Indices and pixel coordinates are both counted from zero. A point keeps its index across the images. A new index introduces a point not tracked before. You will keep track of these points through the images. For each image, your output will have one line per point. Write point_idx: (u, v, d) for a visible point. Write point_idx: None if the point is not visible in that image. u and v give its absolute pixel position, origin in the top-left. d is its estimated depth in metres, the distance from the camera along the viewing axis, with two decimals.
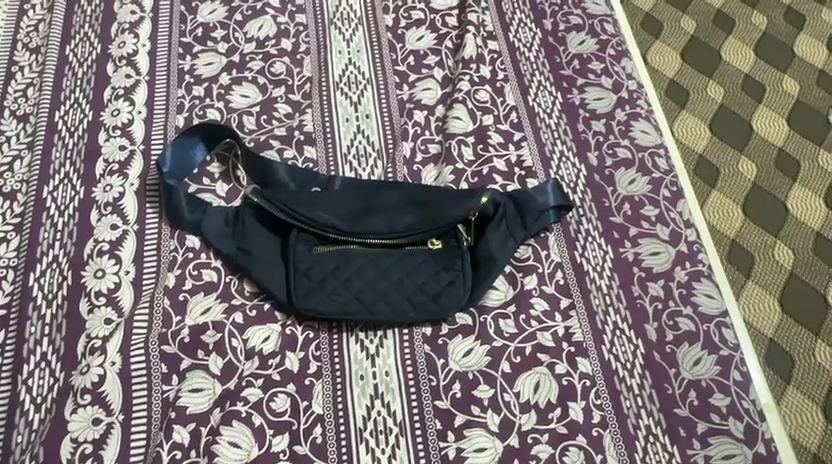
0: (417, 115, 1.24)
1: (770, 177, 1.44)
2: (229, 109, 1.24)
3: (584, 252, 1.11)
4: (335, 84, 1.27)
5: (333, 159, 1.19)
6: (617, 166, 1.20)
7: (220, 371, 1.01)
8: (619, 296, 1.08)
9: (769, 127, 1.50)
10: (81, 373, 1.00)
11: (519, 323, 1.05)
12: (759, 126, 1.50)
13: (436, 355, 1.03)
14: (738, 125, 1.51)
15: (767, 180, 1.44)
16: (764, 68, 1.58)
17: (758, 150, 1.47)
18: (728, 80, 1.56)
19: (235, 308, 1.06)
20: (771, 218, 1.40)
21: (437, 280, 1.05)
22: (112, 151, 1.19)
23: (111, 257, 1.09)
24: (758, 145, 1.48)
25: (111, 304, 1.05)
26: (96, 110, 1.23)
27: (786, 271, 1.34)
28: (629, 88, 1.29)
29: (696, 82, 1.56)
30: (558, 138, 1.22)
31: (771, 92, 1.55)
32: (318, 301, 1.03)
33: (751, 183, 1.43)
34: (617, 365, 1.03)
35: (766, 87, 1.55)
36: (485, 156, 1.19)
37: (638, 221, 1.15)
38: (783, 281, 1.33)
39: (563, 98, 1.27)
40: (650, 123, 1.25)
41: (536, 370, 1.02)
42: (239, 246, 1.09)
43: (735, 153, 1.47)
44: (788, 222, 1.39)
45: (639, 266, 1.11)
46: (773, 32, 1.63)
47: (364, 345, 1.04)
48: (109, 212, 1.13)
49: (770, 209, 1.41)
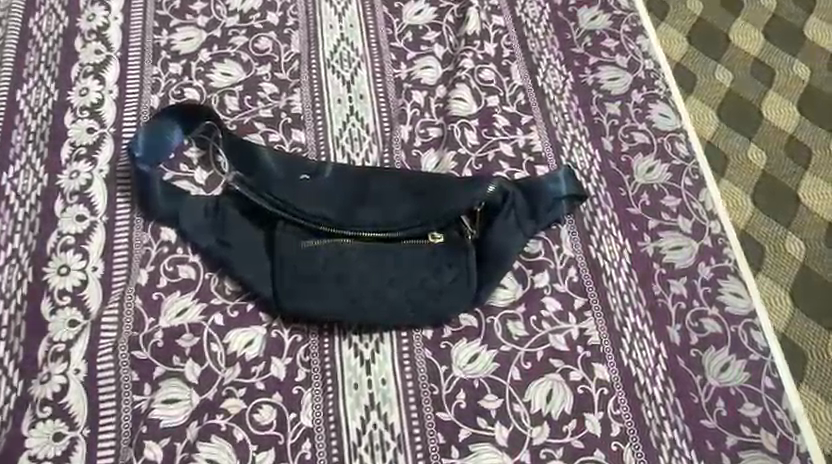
0: (416, 96, 1.13)
1: (779, 164, 1.17)
2: (210, 88, 1.13)
3: (600, 246, 1.01)
4: (326, 61, 1.16)
5: (324, 142, 1.08)
6: (635, 152, 1.10)
7: (197, 379, 0.90)
8: (638, 295, 0.98)
9: (783, 115, 1.22)
10: (42, 382, 0.89)
11: (530, 325, 0.95)
12: (767, 111, 1.22)
13: (437, 361, 0.93)
14: (746, 110, 1.23)
15: (777, 171, 1.17)
16: (775, 43, 1.30)
17: (767, 139, 1.19)
18: (730, 62, 1.28)
19: (215, 309, 0.95)
20: (782, 207, 1.13)
21: (438, 277, 0.95)
22: (80, 135, 1.08)
23: (77, 252, 0.99)
24: (768, 133, 1.20)
25: (76, 305, 0.95)
26: (63, 90, 1.12)
27: (796, 264, 1.08)
28: (646, 67, 1.18)
29: (704, 60, 1.28)
30: (569, 122, 1.12)
31: (783, 71, 1.27)
32: (306, 301, 0.93)
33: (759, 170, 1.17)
34: (637, 372, 0.93)
35: (778, 69, 1.27)
36: (491, 141, 1.09)
37: (658, 213, 1.05)
38: (794, 275, 1.07)
39: (575, 78, 1.17)
40: (668, 106, 1.15)
41: (549, 377, 0.92)
42: (219, 240, 0.98)
43: (742, 141, 1.19)
44: (801, 213, 1.13)
45: (660, 261, 1.01)
46: (788, 2, 1.34)
47: (358, 350, 0.93)
48: (75, 202, 1.02)
49: (780, 199, 1.14)
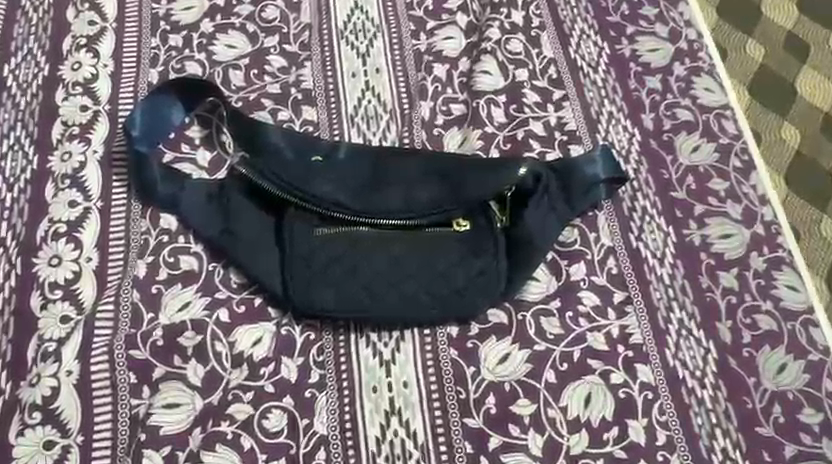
0: (437, 69, 1.03)
1: (815, 139, 1.00)
2: (213, 62, 1.04)
3: (641, 235, 0.92)
4: (339, 32, 1.06)
5: (337, 120, 0.99)
6: (678, 130, 1.00)
7: (201, 382, 0.82)
8: (684, 288, 0.89)
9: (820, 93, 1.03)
10: (32, 384, 0.82)
11: (566, 321, 0.86)
12: (804, 89, 1.04)
13: (464, 362, 0.84)
14: (781, 77, 1.05)
15: (812, 151, 1.00)
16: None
17: (804, 119, 1.02)
18: (763, 31, 1.08)
19: (220, 304, 0.87)
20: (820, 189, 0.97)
21: (464, 269, 0.86)
22: (72, 113, 0.99)
23: (70, 241, 0.90)
24: (805, 112, 1.02)
25: (69, 299, 0.87)
26: (54, 64, 1.03)
27: None
28: (689, 37, 1.08)
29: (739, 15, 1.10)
30: (605, 97, 1.02)
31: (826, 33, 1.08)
32: (318, 296, 0.85)
33: (794, 146, 1.00)
34: (684, 374, 0.84)
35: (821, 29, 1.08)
36: (520, 118, 0.99)
37: (705, 197, 0.96)
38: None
39: (611, 50, 1.07)
40: (714, 79, 1.05)
41: (587, 380, 0.83)
42: (223, 227, 0.90)
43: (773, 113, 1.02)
44: None
45: (707, 251, 0.92)
46: None
47: (376, 350, 0.85)
48: (67, 186, 0.94)
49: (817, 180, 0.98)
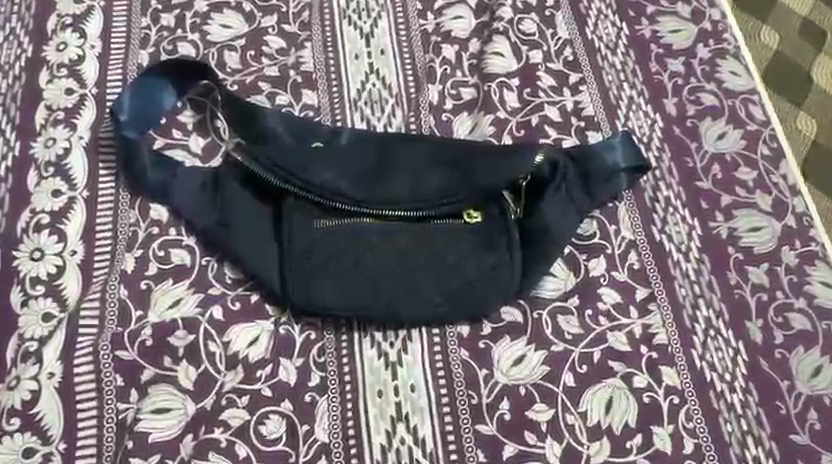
0: (446, 50, 0.97)
1: None
2: (207, 43, 0.97)
3: (665, 227, 0.86)
4: (341, 11, 1.00)
5: (339, 105, 0.93)
6: (702, 116, 0.94)
7: (193, 384, 0.76)
8: (710, 284, 0.83)
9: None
10: (10, 388, 0.76)
11: (585, 320, 0.80)
12: (820, 77, 1.06)
13: (476, 363, 0.78)
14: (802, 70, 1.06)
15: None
16: None
17: (821, 108, 1.04)
18: (779, 20, 1.10)
19: (213, 300, 0.81)
20: None
21: (475, 264, 0.80)
22: (57, 97, 0.93)
23: (53, 233, 0.84)
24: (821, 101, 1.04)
25: (52, 295, 0.81)
26: (37, 45, 0.97)
27: None
28: (713, 18, 1.02)
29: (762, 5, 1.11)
30: (625, 81, 0.96)
31: None
32: (319, 293, 0.79)
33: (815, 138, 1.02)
34: (712, 377, 0.79)
35: None
36: (534, 103, 0.93)
37: (732, 187, 0.89)
38: None
39: (630, 30, 1.00)
40: (740, 62, 0.98)
41: (608, 383, 0.78)
42: (217, 218, 0.84)
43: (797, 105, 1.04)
44: None
45: (735, 245, 0.86)
46: None
47: (382, 351, 0.79)
48: (50, 175, 0.88)
49: None
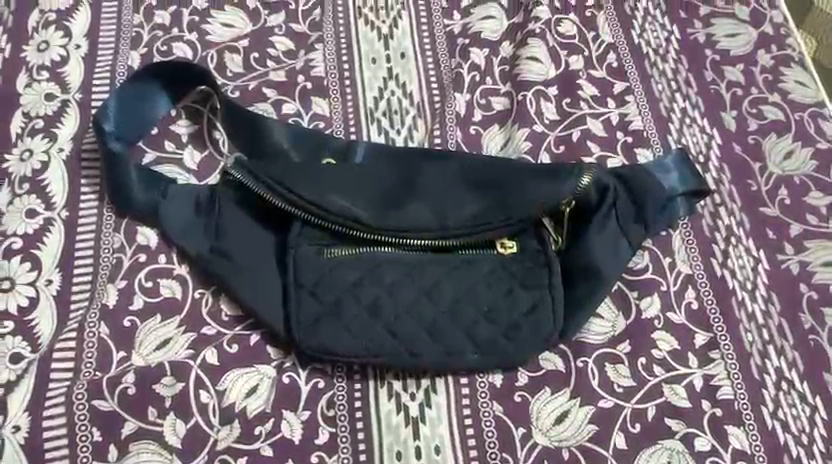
0: (475, 54, 0.86)
1: None
2: (206, 44, 0.87)
3: (727, 260, 0.75)
4: (357, 9, 0.89)
5: (354, 115, 0.82)
6: (766, 132, 0.83)
7: (181, 442, 0.66)
8: (781, 328, 0.72)
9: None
10: None
11: (638, 370, 0.69)
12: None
13: (511, 420, 0.67)
14: None
15: None
16: None
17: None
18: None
19: (208, 341, 0.70)
20: None
21: (510, 303, 0.69)
22: (35, 103, 0.83)
23: (25, 259, 0.74)
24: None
25: (22, 333, 0.70)
26: (16, 44, 0.87)
27: None
28: (774, 20, 0.90)
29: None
30: (677, 91, 0.85)
31: None
32: (330, 334, 0.68)
33: None
34: (786, 440, 0.67)
35: None
36: (575, 115, 0.82)
37: (802, 215, 0.78)
38: None
39: (681, 34, 0.89)
40: (806, 70, 0.87)
41: (666, 446, 0.66)
42: (213, 245, 0.73)
43: None
44: None
45: (808, 282, 0.75)
46: None
47: (401, 403, 0.68)
48: (25, 192, 0.77)
49: None
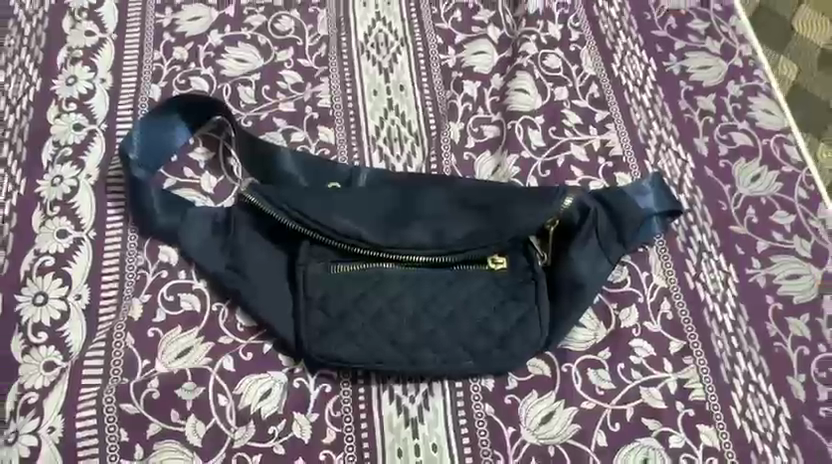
0: (468, 87, 0.94)
1: None
2: (221, 77, 0.94)
3: (699, 274, 0.82)
4: (360, 46, 0.97)
5: (357, 143, 0.90)
6: (735, 156, 0.90)
7: (201, 441, 0.72)
8: (749, 336, 0.79)
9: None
10: (7, 443, 0.72)
11: (617, 375, 0.76)
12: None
13: (502, 421, 0.74)
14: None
15: None
16: None
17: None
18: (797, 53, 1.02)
19: (225, 350, 0.77)
20: None
21: (502, 315, 0.76)
22: (65, 133, 0.90)
23: (57, 275, 0.81)
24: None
25: (55, 343, 0.77)
26: (47, 78, 0.94)
27: None
28: (744, 54, 0.98)
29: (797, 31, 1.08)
30: (654, 119, 0.92)
31: None
32: (337, 344, 0.75)
33: None
34: (753, 437, 0.74)
35: None
36: (560, 142, 0.90)
37: (768, 232, 0.85)
38: None
39: (658, 66, 0.97)
40: (773, 100, 0.95)
41: (642, 443, 0.73)
42: (230, 263, 0.80)
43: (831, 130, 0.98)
44: None
45: (774, 294, 0.81)
46: None
47: (402, 406, 0.74)
48: (56, 214, 0.84)
49: None
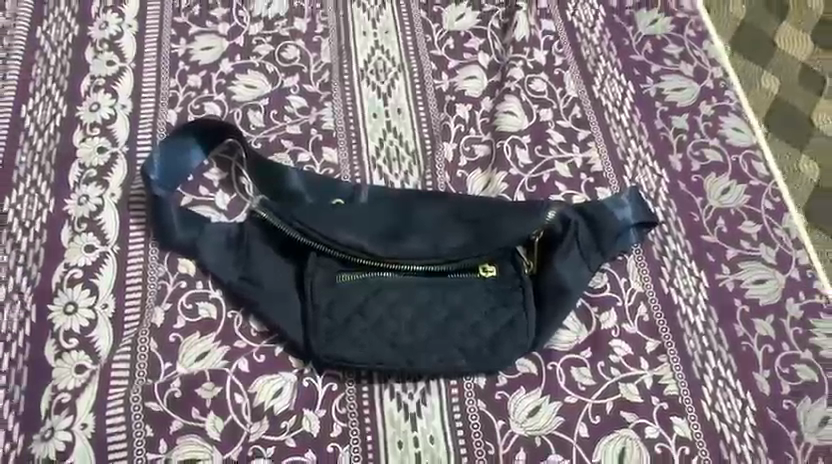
0: (460, 109, 1.02)
1: None
2: (232, 103, 1.02)
3: (673, 280, 0.90)
4: (360, 72, 1.05)
5: (358, 162, 0.97)
6: (707, 172, 0.98)
7: (220, 436, 0.79)
8: (718, 336, 0.86)
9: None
10: (43, 438, 0.79)
11: (597, 372, 0.83)
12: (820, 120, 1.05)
13: (493, 414, 0.81)
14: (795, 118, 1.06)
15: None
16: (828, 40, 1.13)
17: (823, 152, 1.02)
18: (779, 68, 1.10)
19: (240, 353, 0.84)
20: None
21: (492, 318, 0.84)
22: (89, 155, 0.98)
23: (86, 286, 0.88)
24: (822, 145, 1.03)
25: (85, 348, 0.84)
26: (72, 105, 1.02)
27: None
28: (715, 76, 1.06)
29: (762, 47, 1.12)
30: (632, 137, 1.00)
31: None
32: (343, 346, 0.82)
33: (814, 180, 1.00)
34: (722, 427, 0.81)
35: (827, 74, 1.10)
36: (545, 160, 0.97)
37: (737, 241, 0.93)
38: None
39: (635, 88, 1.05)
40: (742, 119, 1.03)
41: (621, 433, 0.80)
42: (244, 274, 0.87)
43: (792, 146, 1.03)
44: None
45: (742, 297, 0.89)
46: None
47: (401, 402, 0.82)
48: (83, 230, 0.92)
49: None
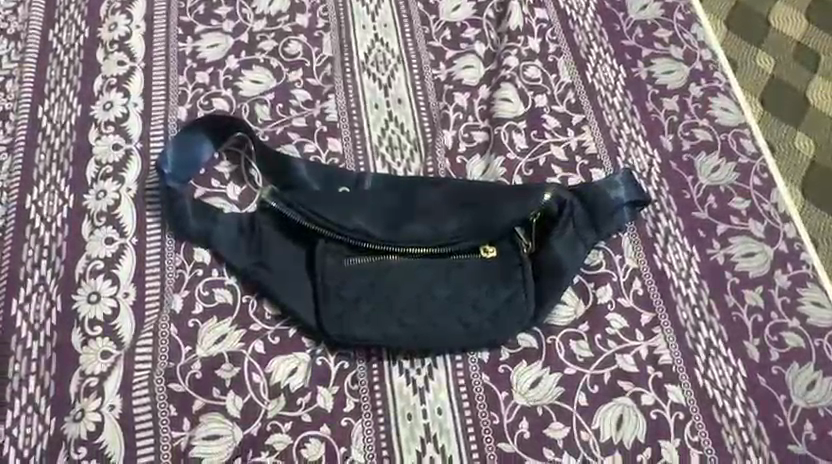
0: (458, 98, 1.06)
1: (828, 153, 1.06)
2: (239, 98, 1.07)
3: (666, 255, 0.94)
4: (362, 65, 1.09)
5: (362, 151, 1.02)
6: (697, 151, 1.02)
7: (240, 413, 0.84)
8: (710, 307, 0.91)
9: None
10: (75, 420, 0.84)
11: (595, 344, 0.88)
12: (817, 98, 1.10)
13: (496, 387, 0.86)
14: (788, 101, 1.11)
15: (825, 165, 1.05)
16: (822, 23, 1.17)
17: (817, 132, 1.08)
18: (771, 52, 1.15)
19: (255, 336, 0.89)
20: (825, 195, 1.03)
21: (493, 296, 0.88)
22: (104, 152, 1.02)
23: (107, 277, 0.93)
24: (817, 123, 1.08)
25: (108, 335, 0.89)
26: (86, 104, 1.06)
27: None
28: (704, 58, 1.10)
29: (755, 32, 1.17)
30: (624, 120, 1.04)
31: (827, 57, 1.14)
32: (352, 325, 0.86)
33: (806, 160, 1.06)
34: (714, 393, 0.85)
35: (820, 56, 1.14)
36: (541, 144, 1.01)
37: (727, 216, 0.97)
38: None
39: (627, 73, 1.09)
40: (731, 99, 1.06)
41: (618, 401, 0.85)
42: (256, 260, 0.92)
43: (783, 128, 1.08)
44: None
45: (732, 270, 0.93)
46: None
47: (410, 377, 0.87)
48: (102, 224, 0.96)
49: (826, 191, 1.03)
